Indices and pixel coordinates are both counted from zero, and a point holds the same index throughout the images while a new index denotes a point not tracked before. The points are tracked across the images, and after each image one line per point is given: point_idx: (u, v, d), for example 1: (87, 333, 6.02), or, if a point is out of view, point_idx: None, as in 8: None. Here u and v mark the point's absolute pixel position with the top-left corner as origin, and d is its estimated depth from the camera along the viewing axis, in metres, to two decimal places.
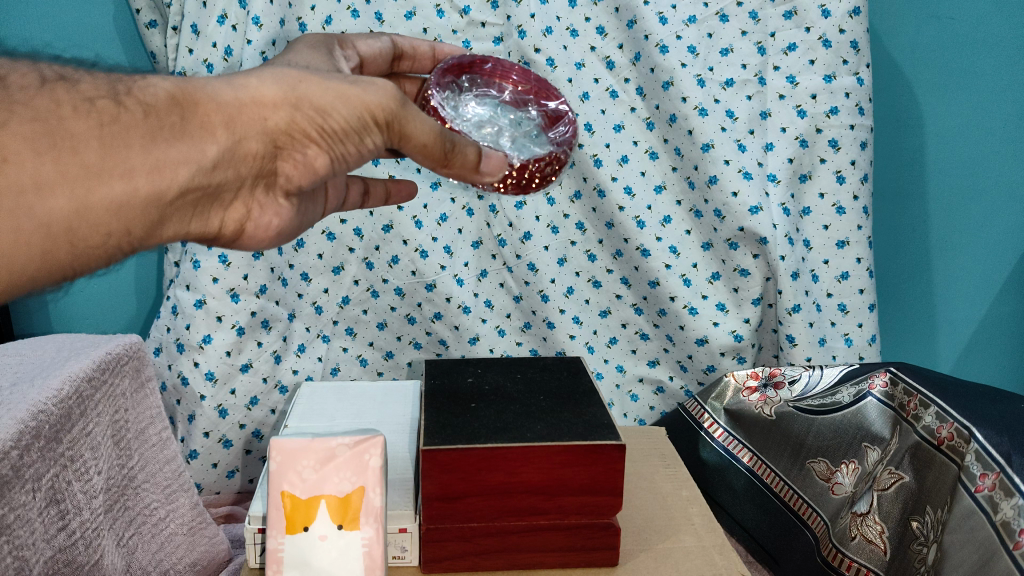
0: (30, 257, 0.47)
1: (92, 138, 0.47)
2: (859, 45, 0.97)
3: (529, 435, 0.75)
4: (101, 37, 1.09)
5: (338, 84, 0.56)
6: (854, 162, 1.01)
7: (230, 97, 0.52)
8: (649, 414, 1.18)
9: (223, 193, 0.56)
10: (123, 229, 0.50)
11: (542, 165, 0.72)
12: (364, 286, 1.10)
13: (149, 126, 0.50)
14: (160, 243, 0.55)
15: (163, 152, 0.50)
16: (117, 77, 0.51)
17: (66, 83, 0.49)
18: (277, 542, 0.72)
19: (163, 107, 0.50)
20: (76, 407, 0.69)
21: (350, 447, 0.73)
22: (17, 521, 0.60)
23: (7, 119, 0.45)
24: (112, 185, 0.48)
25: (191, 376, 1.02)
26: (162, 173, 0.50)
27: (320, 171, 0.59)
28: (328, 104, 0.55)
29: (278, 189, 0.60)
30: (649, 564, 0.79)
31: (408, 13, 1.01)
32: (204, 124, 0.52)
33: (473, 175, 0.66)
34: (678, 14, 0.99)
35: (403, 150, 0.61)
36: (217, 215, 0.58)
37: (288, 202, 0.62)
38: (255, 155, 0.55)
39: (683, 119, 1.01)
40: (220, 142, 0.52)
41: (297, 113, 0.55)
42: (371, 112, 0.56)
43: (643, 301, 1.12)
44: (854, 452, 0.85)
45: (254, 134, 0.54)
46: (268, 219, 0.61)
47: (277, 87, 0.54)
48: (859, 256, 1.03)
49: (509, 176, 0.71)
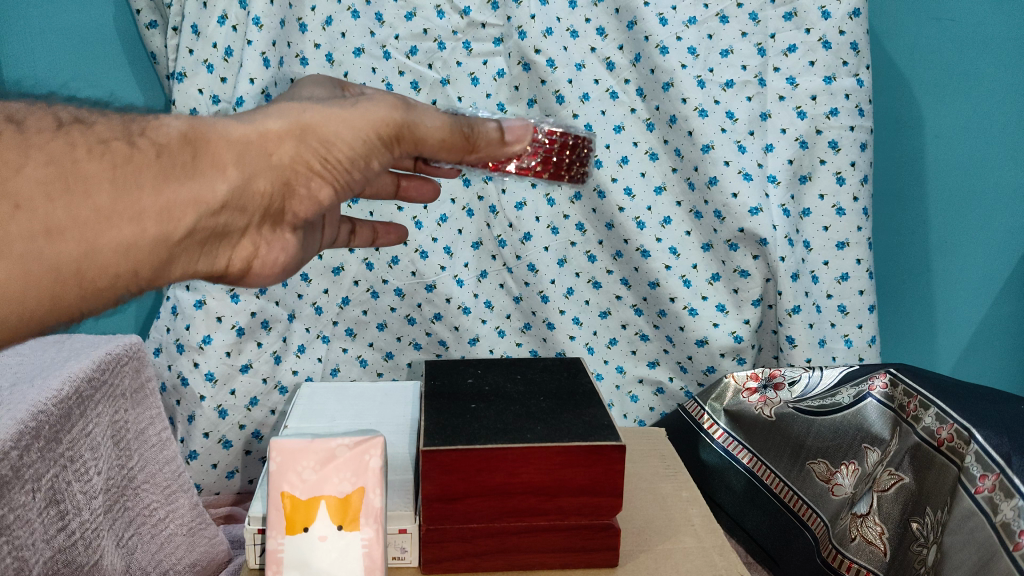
0: (38, 300, 0.47)
1: (104, 180, 0.48)
2: (859, 47, 0.97)
3: (529, 436, 0.75)
4: (100, 37, 1.08)
5: (341, 112, 0.57)
6: (854, 163, 1.01)
7: (237, 134, 0.54)
8: (649, 415, 1.18)
9: (230, 232, 0.57)
10: (130, 269, 0.50)
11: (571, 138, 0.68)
12: (364, 286, 1.10)
13: (160, 168, 0.50)
14: (165, 284, 0.55)
15: (173, 192, 0.51)
16: (131, 117, 0.53)
17: (82, 125, 0.50)
18: (277, 543, 0.72)
19: (175, 146, 0.52)
20: (76, 407, 0.69)
21: (350, 448, 0.73)
22: (17, 521, 0.60)
23: (22, 163, 0.46)
24: (121, 228, 0.49)
25: (192, 376, 1.02)
26: (171, 215, 0.51)
27: (324, 201, 0.60)
28: (332, 132, 0.57)
29: (282, 225, 0.61)
30: (649, 564, 0.79)
31: (408, 14, 1.02)
32: (215, 163, 0.53)
33: (504, 152, 0.64)
34: (678, 15, 0.99)
35: (423, 155, 0.63)
36: (225, 254, 0.59)
37: (292, 236, 0.63)
38: (263, 193, 0.56)
39: (683, 121, 1.01)
40: (230, 180, 0.53)
41: (302, 146, 0.56)
42: (381, 124, 0.59)
43: (643, 302, 1.12)
44: (854, 453, 0.85)
45: (262, 172, 0.55)
46: (274, 255, 0.62)
47: (280, 120, 0.56)
48: (859, 257, 1.03)
49: (539, 149, 0.66)
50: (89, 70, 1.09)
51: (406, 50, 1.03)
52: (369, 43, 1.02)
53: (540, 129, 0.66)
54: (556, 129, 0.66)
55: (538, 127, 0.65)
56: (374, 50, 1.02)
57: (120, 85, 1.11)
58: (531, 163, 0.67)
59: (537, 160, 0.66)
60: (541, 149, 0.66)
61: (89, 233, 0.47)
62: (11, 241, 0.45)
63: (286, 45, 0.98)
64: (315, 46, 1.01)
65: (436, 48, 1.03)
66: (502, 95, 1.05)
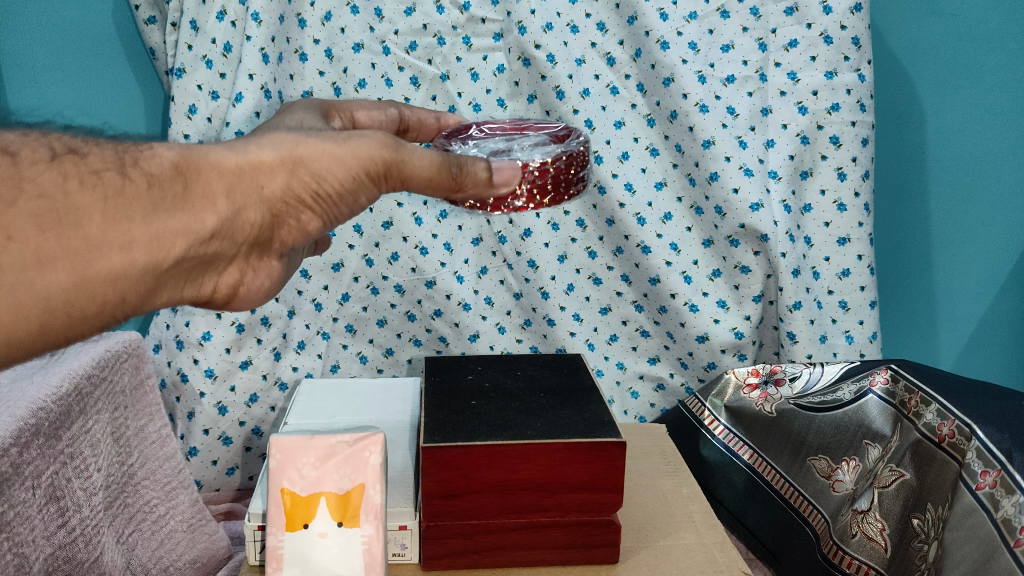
0: (26, 331, 0.43)
1: (96, 211, 0.45)
2: (860, 42, 0.97)
3: (529, 432, 0.74)
4: (98, 30, 1.05)
5: (332, 147, 0.55)
6: (856, 159, 1.00)
7: (229, 164, 0.51)
8: (650, 411, 1.17)
9: (218, 261, 0.53)
10: (118, 297, 0.46)
11: (563, 164, 0.67)
12: (364, 282, 1.10)
13: (151, 198, 0.47)
14: (151, 313, 0.51)
15: (165, 223, 0.47)
16: (123, 148, 0.49)
17: (76, 156, 0.47)
18: (277, 540, 0.72)
19: (167, 177, 0.48)
20: (76, 404, 0.69)
21: (350, 444, 0.73)
22: (17, 518, 0.60)
23: (14, 197, 0.42)
24: (110, 257, 0.45)
25: (191, 373, 1.02)
26: (161, 245, 0.47)
27: (311, 232, 0.58)
28: (324, 167, 0.54)
29: (268, 254, 0.58)
30: (649, 561, 0.79)
31: (408, 9, 1.01)
32: (205, 193, 0.50)
33: (492, 192, 0.64)
34: (678, 9, 0.98)
35: (410, 191, 0.61)
36: (211, 280, 0.55)
37: (278, 264, 0.59)
38: (253, 224, 0.53)
39: (684, 116, 1.00)
40: (219, 211, 0.50)
41: (294, 178, 0.53)
42: (370, 161, 0.56)
43: (643, 298, 1.12)
44: (854, 449, 0.85)
45: (253, 205, 0.52)
46: (262, 280, 0.58)
47: (272, 151, 0.53)
48: (859, 253, 1.02)
49: (531, 182, 0.66)
50: (87, 63, 1.06)
51: (406, 46, 1.03)
52: (369, 39, 1.02)
53: (529, 163, 0.65)
54: (545, 160, 0.66)
55: (526, 162, 0.65)
56: (374, 46, 1.02)
57: (119, 79, 1.08)
58: (526, 199, 0.67)
59: (533, 191, 0.66)
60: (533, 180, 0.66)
61: (82, 261, 0.44)
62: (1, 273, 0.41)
63: (286, 41, 0.98)
64: (314, 41, 1.01)
65: (436, 43, 1.03)
66: (503, 90, 1.05)
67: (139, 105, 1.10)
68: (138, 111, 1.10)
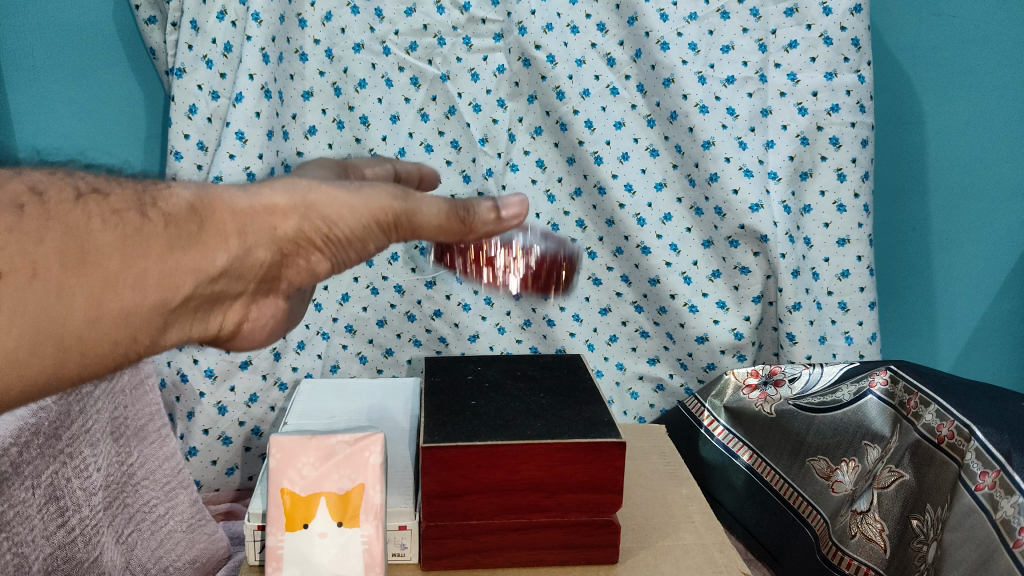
0: (40, 365, 0.41)
1: (113, 251, 0.42)
2: (860, 43, 0.97)
3: (529, 432, 0.75)
4: (100, 33, 1.04)
5: (346, 194, 0.51)
6: (855, 159, 1.00)
7: (243, 205, 0.48)
8: (649, 411, 1.17)
9: (224, 300, 0.50)
10: (128, 336, 0.44)
11: (545, 268, 0.67)
12: (364, 282, 1.10)
13: (164, 237, 0.44)
14: (161, 351, 0.48)
15: (176, 262, 0.45)
16: (144, 186, 0.47)
17: (100, 195, 0.44)
18: (277, 539, 0.72)
19: (181, 216, 0.46)
20: (75, 403, 0.69)
21: (350, 444, 0.73)
22: (17, 518, 0.60)
23: (41, 231, 0.40)
24: (122, 296, 0.43)
25: (191, 372, 1.01)
26: (170, 284, 0.45)
27: (323, 274, 0.55)
28: (335, 212, 0.51)
29: (275, 293, 0.55)
30: (649, 561, 0.79)
31: (408, 9, 1.01)
32: (217, 232, 0.47)
33: (474, 280, 0.65)
34: (678, 10, 0.98)
35: (422, 240, 0.56)
36: (218, 319, 0.52)
37: (282, 305, 0.56)
38: (259, 266, 0.49)
39: (683, 117, 1.00)
40: (230, 252, 0.47)
41: (306, 220, 0.50)
42: (380, 212, 0.52)
43: (643, 299, 1.12)
44: (854, 450, 0.85)
45: (262, 247, 0.49)
46: (265, 321, 0.56)
47: (284, 195, 0.50)
48: (859, 254, 1.02)
49: (515, 268, 0.66)
50: (89, 64, 1.05)
51: (406, 46, 1.03)
52: (369, 39, 1.02)
53: (511, 248, 0.66)
54: (525, 246, 0.66)
55: (505, 245, 0.66)
56: (374, 46, 1.02)
57: (120, 81, 1.07)
58: (509, 287, 0.67)
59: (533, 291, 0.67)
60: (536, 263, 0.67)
61: (93, 300, 0.42)
62: (17, 307, 0.39)
63: (286, 40, 0.98)
64: (314, 42, 1.01)
65: (436, 43, 1.03)
66: (503, 90, 1.05)
67: (140, 108, 1.08)
68: (140, 114, 1.09)
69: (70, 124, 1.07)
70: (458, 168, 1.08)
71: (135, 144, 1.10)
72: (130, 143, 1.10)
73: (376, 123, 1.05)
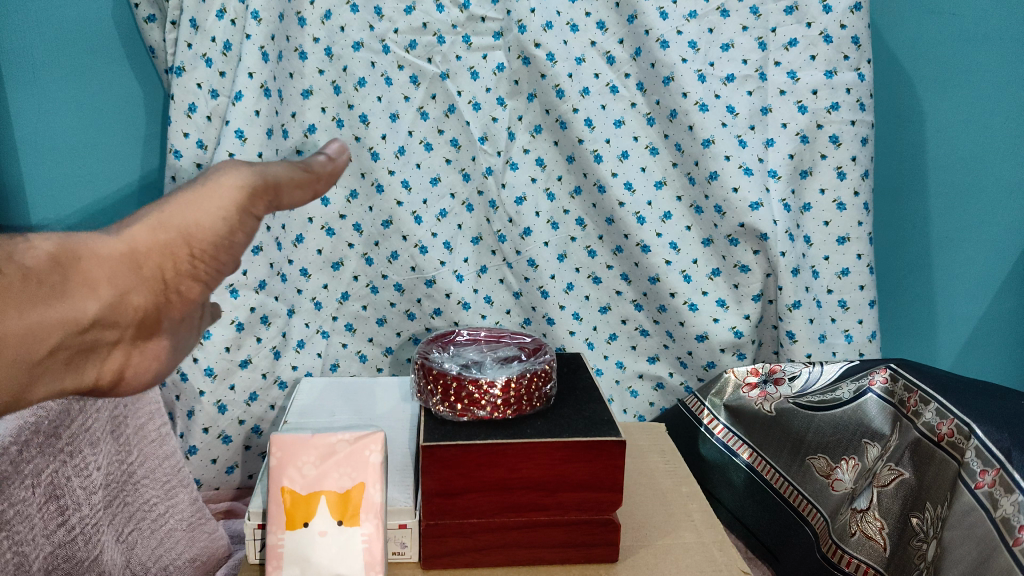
0: None
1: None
2: (860, 41, 0.97)
3: (529, 431, 0.75)
4: (100, 32, 1.04)
5: (191, 199, 0.52)
6: (855, 158, 1.00)
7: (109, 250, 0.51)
8: (649, 410, 1.17)
9: (101, 349, 0.53)
10: None
11: (525, 380, 0.77)
12: (363, 281, 1.11)
13: (26, 293, 0.48)
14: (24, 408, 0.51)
15: (42, 314, 0.48)
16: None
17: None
18: (277, 538, 0.72)
19: (43, 269, 0.48)
20: (76, 402, 0.69)
21: (350, 443, 0.73)
22: (17, 517, 0.60)
23: None
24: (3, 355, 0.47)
25: (191, 372, 1.00)
26: (36, 337, 0.48)
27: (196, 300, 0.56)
28: (189, 220, 0.52)
29: (156, 333, 0.56)
30: (649, 559, 0.79)
31: (408, 8, 1.01)
32: (84, 281, 0.50)
33: (461, 380, 0.77)
34: (678, 9, 0.99)
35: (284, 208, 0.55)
36: (92, 370, 0.54)
37: (168, 340, 0.57)
38: (137, 308, 0.52)
39: (683, 115, 1.00)
40: (101, 298, 0.50)
41: (169, 252, 0.52)
42: (236, 193, 0.52)
43: (643, 297, 1.12)
44: (853, 448, 0.85)
45: (133, 287, 0.52)
46: (148, 363, 0.56)
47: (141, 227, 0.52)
48: (859, 252, 1.02)
49: (497, 395, 0.77)
50: (89, 64, 1.05)
51: (406, 45, 1.02)
52: (368, 37, 1.02)
53: (494, 386, 0.76)
54: (506, 379, 0.76)
55: (489, 385, 0.76)
56: (373, 44, 1.02)
57: (120, 80, 1.07)
58: (491, 410, 0.77)
59: (499, 402, 0.77)
60: (502, 395, 0.77)
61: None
62: None
63: (286, 39, 0.98)
64: (314, 40, 1.00)
65: (436, 42, 1.03)
66: (502, 89, 1.05)
67: (140, 107, 1.08)
68: (139, 113, 1.08)
69: (69, 123, 1.07)
70: (458, 166, 1.08)
71: (134, 143, 1.09)
72: (130, 143, 1.09)
73: (376, 122, 1.04)
